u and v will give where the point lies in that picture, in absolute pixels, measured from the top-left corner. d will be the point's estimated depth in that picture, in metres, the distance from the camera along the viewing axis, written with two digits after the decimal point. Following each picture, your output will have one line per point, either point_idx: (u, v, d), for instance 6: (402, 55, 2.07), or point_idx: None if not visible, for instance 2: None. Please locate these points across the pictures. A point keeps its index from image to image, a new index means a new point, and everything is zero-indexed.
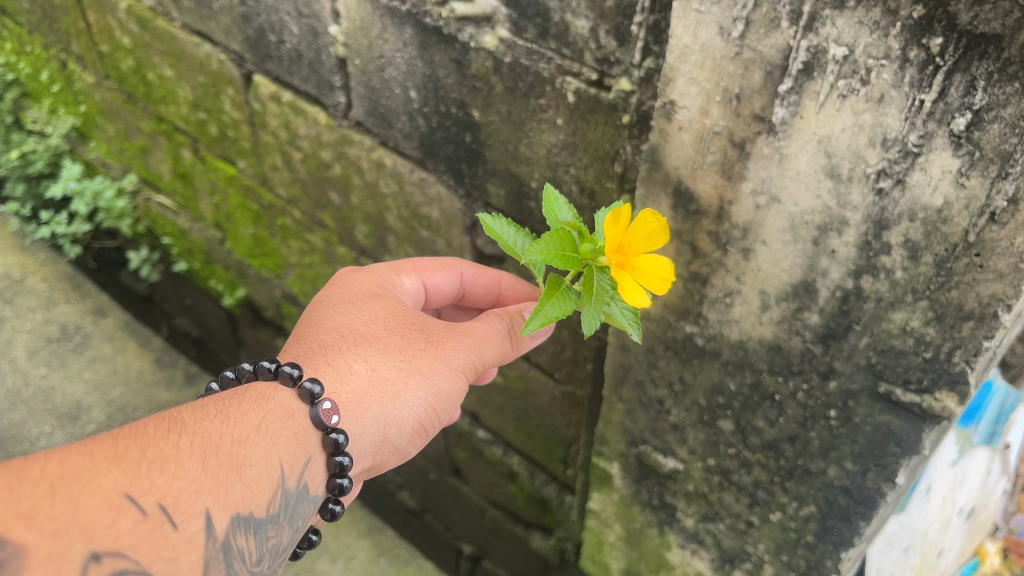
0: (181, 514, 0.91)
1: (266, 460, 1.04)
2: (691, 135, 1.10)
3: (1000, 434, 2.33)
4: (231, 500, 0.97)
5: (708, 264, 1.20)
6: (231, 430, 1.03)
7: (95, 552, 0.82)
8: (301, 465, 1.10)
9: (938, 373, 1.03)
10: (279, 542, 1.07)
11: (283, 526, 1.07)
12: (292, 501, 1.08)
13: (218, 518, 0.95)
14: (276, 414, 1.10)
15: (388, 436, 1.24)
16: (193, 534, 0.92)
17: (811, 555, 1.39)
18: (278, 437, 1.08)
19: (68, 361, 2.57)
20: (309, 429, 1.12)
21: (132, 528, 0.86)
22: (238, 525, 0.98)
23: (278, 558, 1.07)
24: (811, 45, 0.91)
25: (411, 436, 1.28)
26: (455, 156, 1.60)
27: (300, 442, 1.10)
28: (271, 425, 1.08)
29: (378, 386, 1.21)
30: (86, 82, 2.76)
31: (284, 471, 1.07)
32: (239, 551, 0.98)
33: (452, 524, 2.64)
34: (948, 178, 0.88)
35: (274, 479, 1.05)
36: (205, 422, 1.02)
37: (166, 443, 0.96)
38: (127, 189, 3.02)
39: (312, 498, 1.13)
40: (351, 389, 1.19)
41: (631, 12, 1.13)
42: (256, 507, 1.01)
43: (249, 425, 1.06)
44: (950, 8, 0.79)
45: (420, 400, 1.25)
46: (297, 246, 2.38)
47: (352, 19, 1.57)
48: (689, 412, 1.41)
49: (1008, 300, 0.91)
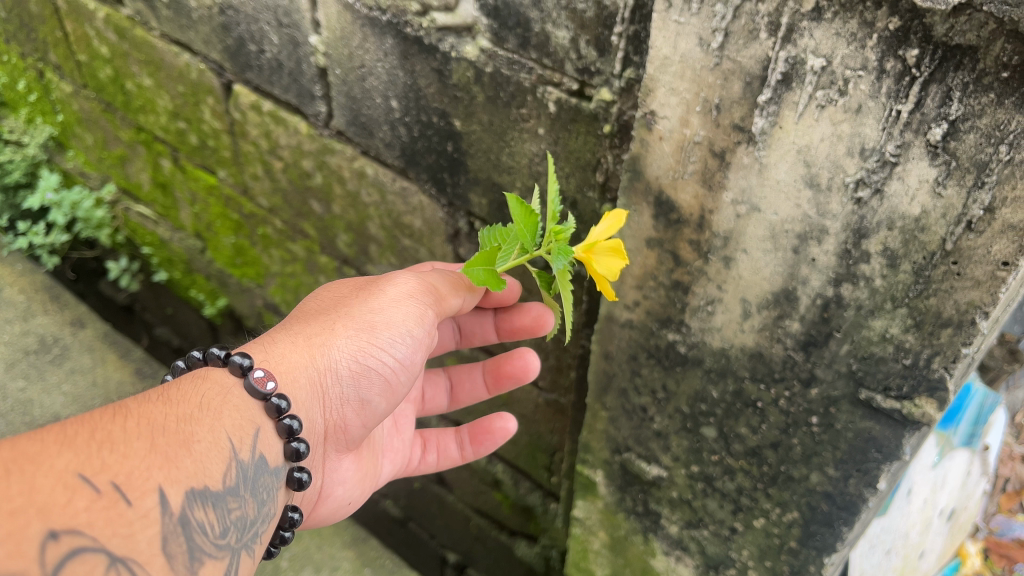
0: (135, 492, 0.89)
1: (214, 435, 1.03)
2: (671, 145, 1.10)
3: (979, 436, 2.36)
4: (184, 474, 0.95)
5: (689, 272, 1.20)
6: (176, 409, 1.01)
7: (53, 530, 0.79)
8: (250, 435, 1.09)
9: (918, 380, 1.04)
10: (242, 516, 1.05)
11: (243, 498, 1.06)
12: (249, 473, 1.07)
13: (173, 493, 0.93)
14: (214, 391, 1.09)
15: (328, 387, 1.22)
16: (149, 510, 0.89)
17: (795, 561, 1.39)
18: (221, 411, 1.06)
19: (46, 373, 2.42)
20: (248, 401, 1.11)
21: (88, 506, 0.83)
22: (195, 499, 0.96)
23: (246, 531, 1.06)
24: (789, 57, 0.92)
25: (358, 386, 1.24)
26: (436, 165, 1.60)
27: (244, 415, 1.09)
28: (212, 401, 1.07)
29: (306, 338, 1.21)
30: (63, 91, 2.73)
31: (234, 443, 1.05)
32: (199, 525, 0.96)
33: (437, 533, 2.63)
34: (925, 187, 0.89)
35: (225, 453, 1.03)
36: (150, 405, 1.00)
37: (114, 426, 0.94)
38: (105, 199, 3.00)
39: (272, 470, 1.13)
40: (278, 349, 1.20)
41: (611, 23, 1.13)
42: (210, 480, 0.99)
43: (192, 403, 1.04)
44: (926, 20, 0.80)
45: (353, 345, 1.21)
46: (278, 255, 2.36)
47: (332, 29, 1.57)
48: (673, 419, 1.42)
49: (985, 308, 0.92)
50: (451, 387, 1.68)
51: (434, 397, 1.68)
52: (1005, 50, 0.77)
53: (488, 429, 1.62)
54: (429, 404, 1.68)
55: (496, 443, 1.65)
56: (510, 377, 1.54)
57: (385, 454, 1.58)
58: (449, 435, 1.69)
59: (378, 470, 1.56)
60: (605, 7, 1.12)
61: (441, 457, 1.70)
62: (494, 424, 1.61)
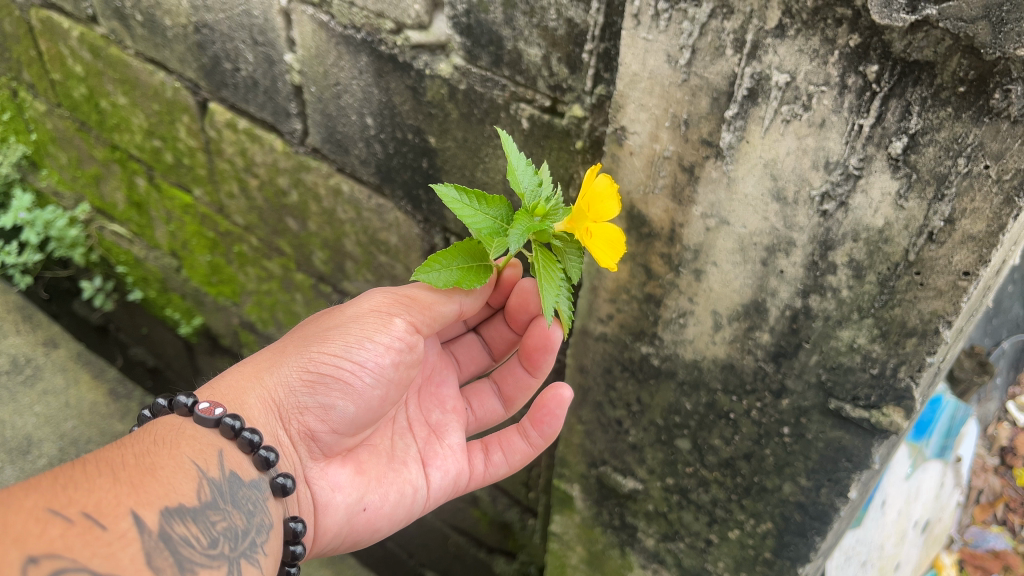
0: (107, 516, 0.88)
1: (175, 460, 1.03)
2: (642, 160, 1.12)
3: (951, 448, 2.39)
4: (153, 496, 0.94)
5: (660, 285, 1.22)
6: (129, 449, 1.02)
7: (32, 555, 0.78)
8: (214, 456, 1.09)
9: (885, 389, 1.06)
10: (231, 526, 1.04)
11: (228, 510, 1.05)
12: (225, 488, 1.07)
13: (146, 514, 0.92)
14: (163, 429, 1.10)
15: (283, 401, 1.21)
16: (125, 531, 0.88)
17: (769, 572, 1.41)
18: (177, 443, 1.07)
19: (18, 394, 2.38)
20: (201, 431, 1.12)
21: (62, 534, 0.82)
22: (171, 516, 0.95)
23: (243, 540, 1.05)
24: (755, 73, 0.94)
25: (316, 394, 1.21)
26: (412, 182, 1.62)
27: (202, 442, 1.10)
28: (165, 437, 1.07)
29: (255, 366, 1.23)
30: (37, 109, 2.71)
31: (199, 465, 1.05)
32: (182, 538, 0.94)
33: (415, 551, 2.59)
34: (887, 200, 0.91)
35: (192, 473, 1.03)
36: (104, 451, 1.00)
37: (73, 470, 0.93)
38: (79, 218, 2.98)
39: (250, 484, 1.12)
40: (224, 383, 1.22)
41: (582, 40, 1.15)
42: (183, 497, 0.98)
43: (146, 443, 1.05)
44: (884, 36, 0.82)
45: (306, 358, 1.21)
46: (254, 273, 2.36)
47: (307, 48, 1.58)
48: (647, 432, 1.43)
49: (949, 317, 0.95)
50: (499, 389, 1.54)
51: (481, 404, 1.54)
52: (960, 65, 0.79)
53: (537, 404, 1.37)
54: (477, 410, 1.54)
55: (557, 419, 1.39)
56: (536, 350, 1.35)
57: (428, 464, 1.44)
58: (511, 430, 1.49)
59: (415, 476, 1.41)
60: (576, 24, 1.14)
61: (509, 454, 1.50)
62: (543, 397, 1.35)
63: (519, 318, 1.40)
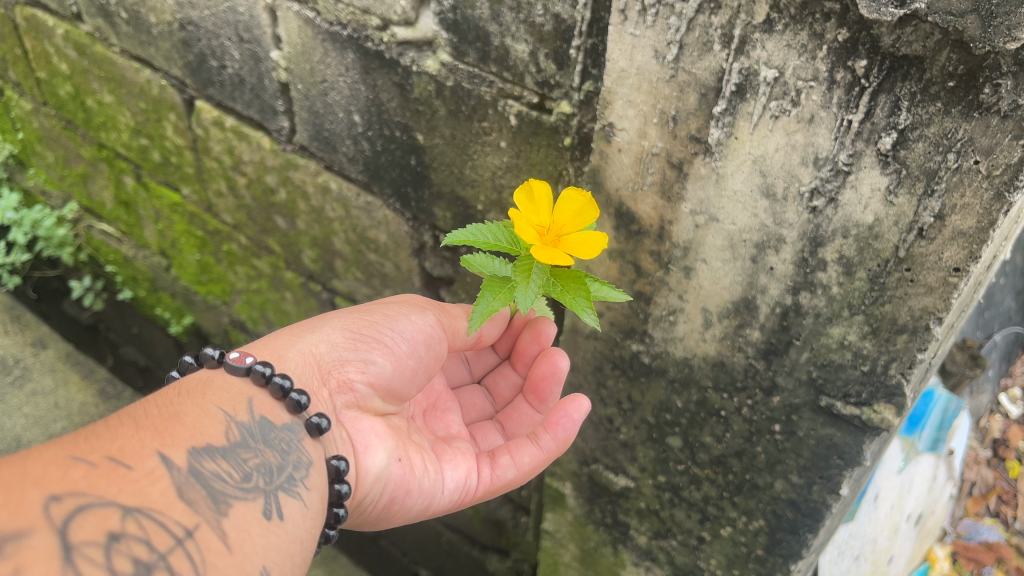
0: (132, 458, 0.85)
1: (201, 407, 1.00)
2: (630, 157, 1.11)
3: (943, 441, 2.39)
4: (179, 437, 0.92)
5: (650, 283, 1.21)
6: (152, 402, 0.98)
7: (54, 494, 0.76)
8: (243, 402, 1.05)
9: (876, 386, 1.06)
10: (266, 462, 1.00)
11: (262, 449, 1.01)
12: (256, 430, 1.03)
13: (173, 453, 0.89)
14: (193, 383, 1.07)
15: (324, 359, 1.18)
16: (152, 469, 0.86)
17: (762, 569, 1.41)
18: (203, 392, 1.04)
19: (7, 395, 2.36)
20: (231, 379, 1.08)
21: (86, 475, 0.80)
22: (201, 454, 0.92)
23: (282, 475, 1.01)
24: (742, 68, 0.93)
25: (358, 351, 1.20)
26: (400, 179, 1.60)
27: (232, 391, 1.06)
28: (191, 389, 1.04)
29: (296, 330, 1.23)
30: (23, 108, 2.69)
31: (228, 410, 1.02)
32: (214, 473, 0.92)
33: (407, 548, 2.58)
34: (877, 196, 0.90)
35: (218, 416, 0.99)
36: (127, 407, 0.97)
37: (95, 425, 0.90)
38: (67, 217, 2.96)
39: (284, 427, 1.08)
40: (264, 343, 1.20)
41: (569, 36, 1.14)
42: (211, 437, 0.95)
43: (171, 396, 1.02)
44: (872, 31, 0.81)
45: (351, 323, 1.23)
46: (243, 271, 2.34)
47: (293, 44, 1.57)
48: (638, 430, 1.42)
49: (939, 314, 0.94)
50: (502, 426, 1.50)
51: (485, 437, 1.49)
52: (950, 59, 0.78)
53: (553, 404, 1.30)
54: (481, 443, 1.48)
55: (574, 422, 1.31)
56: (544, 379, 1.36)
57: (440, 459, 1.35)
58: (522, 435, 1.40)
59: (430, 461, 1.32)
60: (563, 20, 1.13)
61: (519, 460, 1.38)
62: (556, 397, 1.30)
63: (525, 353, 1.44)
